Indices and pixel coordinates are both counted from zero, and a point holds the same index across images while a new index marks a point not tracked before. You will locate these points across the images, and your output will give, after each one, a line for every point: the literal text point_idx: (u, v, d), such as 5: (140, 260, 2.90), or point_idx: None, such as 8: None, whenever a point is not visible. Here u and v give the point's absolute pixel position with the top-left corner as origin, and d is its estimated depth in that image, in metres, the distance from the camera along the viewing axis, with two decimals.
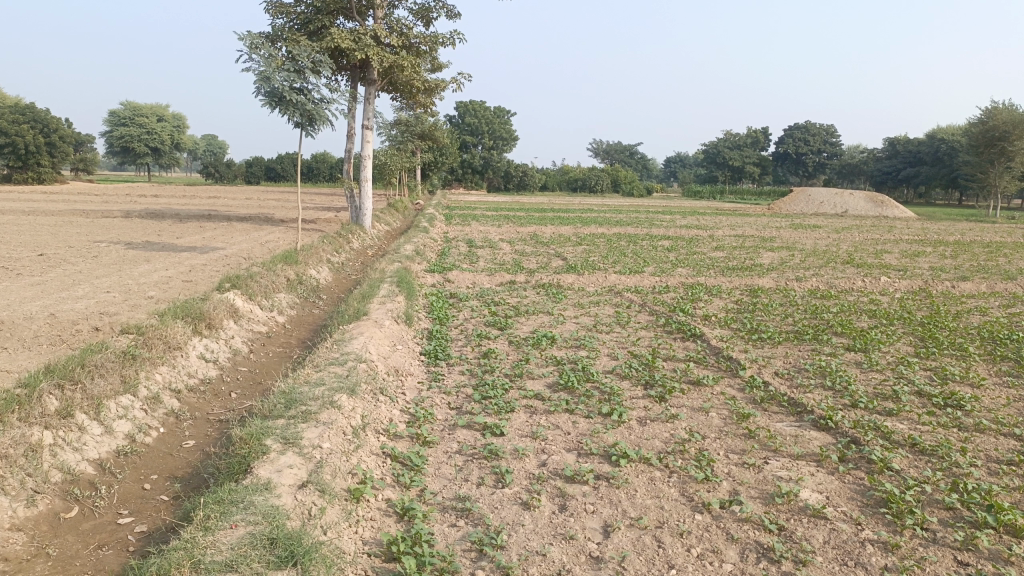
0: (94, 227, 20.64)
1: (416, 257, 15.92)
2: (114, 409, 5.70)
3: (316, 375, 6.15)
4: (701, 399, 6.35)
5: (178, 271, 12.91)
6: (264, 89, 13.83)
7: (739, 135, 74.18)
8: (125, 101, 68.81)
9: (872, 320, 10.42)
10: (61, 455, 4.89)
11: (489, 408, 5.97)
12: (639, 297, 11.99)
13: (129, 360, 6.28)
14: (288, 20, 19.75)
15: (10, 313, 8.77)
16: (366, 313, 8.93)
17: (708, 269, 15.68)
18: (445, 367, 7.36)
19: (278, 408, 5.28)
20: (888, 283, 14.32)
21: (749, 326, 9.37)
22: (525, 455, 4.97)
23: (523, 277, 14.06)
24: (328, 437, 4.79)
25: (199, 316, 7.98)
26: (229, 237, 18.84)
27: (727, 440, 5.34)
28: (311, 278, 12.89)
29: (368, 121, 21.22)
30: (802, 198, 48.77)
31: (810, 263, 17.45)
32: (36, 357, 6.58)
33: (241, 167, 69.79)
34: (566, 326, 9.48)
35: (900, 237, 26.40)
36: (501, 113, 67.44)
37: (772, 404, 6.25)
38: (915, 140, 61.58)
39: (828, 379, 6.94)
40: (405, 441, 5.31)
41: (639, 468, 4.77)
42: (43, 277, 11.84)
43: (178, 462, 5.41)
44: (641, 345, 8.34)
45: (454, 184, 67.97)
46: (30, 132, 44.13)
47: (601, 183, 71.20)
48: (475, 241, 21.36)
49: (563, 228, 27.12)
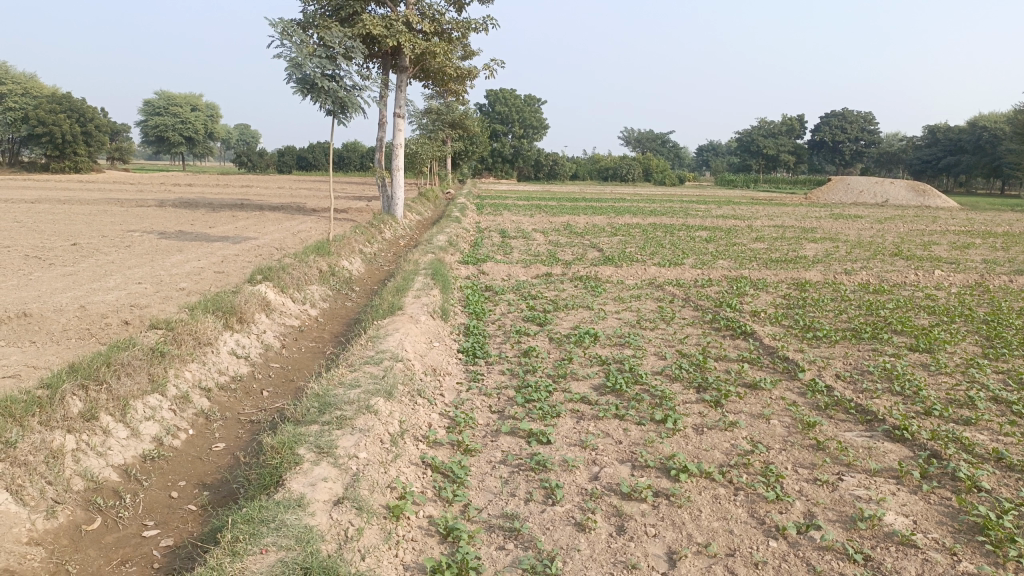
0: (128, 216, 20.71)
1: (449, 248, 15.59)
2: (141, 410, 5.43)
3: (350, 376, 5.82)
4: (760, 404, 5.92)
5: (210, 262, 12.75)
6: (295, 76, 13.57)
7: (774, 123, 72.83)
8: (161, 90, 69.71)
9: (931, 317, 9.85)
10: (85, 461, 4.63)
11: (533, 413, 5.59)
12: (681, 290, 11.54)
13: (157, 357, 6.01)
14: (320, 7, 19.50)
15: (40, 306, 8.61)
16: (401, 307, 8.60)
17: (750, 261, 15.13)
18: (484, 366, 7.00)
19: (311, 413, 4.94)
20: (943, 277, 13.66)
21: (802, 323, 8.87)
22: (576, 467, 4.59)
23: (560, 270, 13.65)
24: (365, 447, 4.45)
25: (230, 309, 7.72)
26: (262, 227, 18.66)
27: (793, 452, 4.94)
28: (344, 270, 12.64)
29: (401, 109, 20.90)
30: (840, 187, 47.64)
31: (856, 255, 16.81)
32: (66, 353, 6.38)
33: (273, 156, 70.36)
34: (608, 322, 9.06)
35: (945, 228, 25.40)
36: (532, 101, 66.93)
37: (837, 411, 5.82)
38: (956, 127, 59.73)
39: (896, 383, 6.50)
40: (445, 449, 4.95)
41: (701, 485, 4.38)
42: (76, 267, 11.73)
43: (207, 467, 5.13)
44: (689, 343, 7.92)
45: (485, 173, 67.72)
46: (67, 121, 44.70)
47: (632, 172, 70.56)
48: (508, 231, 20.97)
49: (597, 217, 26.62)
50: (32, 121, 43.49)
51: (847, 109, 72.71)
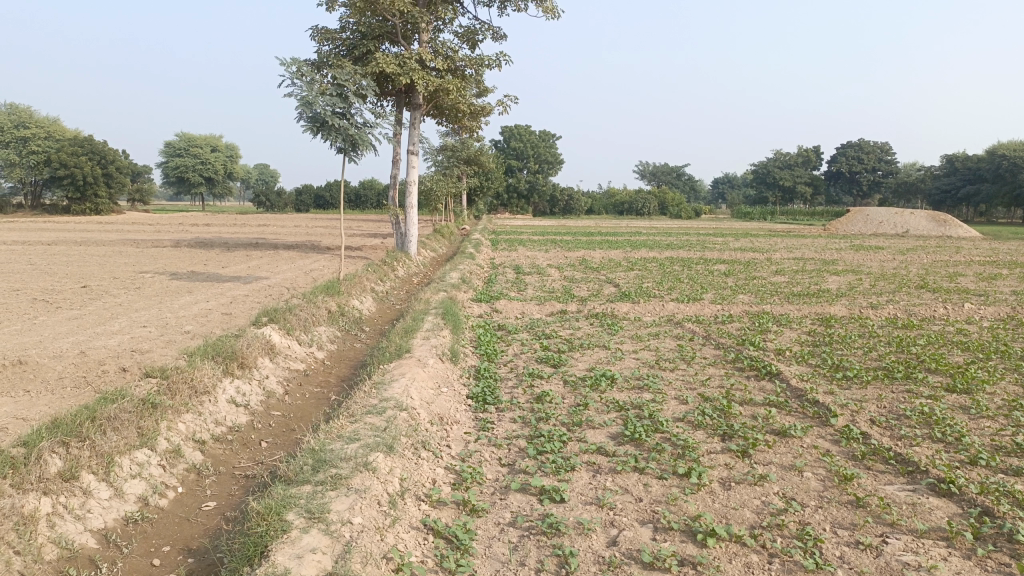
0: (141, 256, 20.65)
1: (462, 285, 15.28)
2: (128, 467, 5.10)
3: (350, 428, 5.47)
4: (792, 454, 5.49)
5: (219, 303, 12.51)
6: (306, 114, 13.45)
7: (790, 154, 72.59)
8: (182, 132, 70.80)
9: (966, 354, 9.37)
10: (60, 526, 4.28)
11: (545, 466, 5.20)
12: (701, 328, 11.12)
13: (148, 409, 5.69)
14: (333, 46, 19.55)
15: (38, 351, 8.35)
16: (409, 350, 8.25)
17: (772, 296, 14.71)
18: (494, 414, 6.61)
19: (304, 471, 4.59)
20: (973, 310, 13.15)
21: (831, 362, 8.42)
22: (592, 531, 4.19)
23: (575, 307, 13.29)
24: (360, 511, 4.09)
25: (231, 355, 7.41)
26: (274, 266, 18.48)
27: (831, 510, 4.52)
28: (354, 309, 12.34)
29: (414, 145, 20.80)
30: (859, 218, 47.12)
31: (881, 287, 16.34)
32: (58, 403, 6.07)
33: (290, 195, 70.95)
34: (625, 362, 8.66)
35: (970, 258, 24.76)
36: (546, 137, 67.20)
37: (874, 462, 5.39)
38: (975, 156, 59.02)
39: (937, 429, 6.04)
40: (449, 509, 4.56)
41: (731, 551, 3.97)
42: (82, 310, 11.51)
43: (195, 530, 4.77)
44: (711, 385, 7.50)
45: (501, 209, 67.84)
46: (88, 163, 45.21)
47: (648, 206, 70.40)
48: (522, 267, 20.68)
49: (612, 252, 26.29)
50: (53, 163, 44.09)
51: (863, 140, 72.36)
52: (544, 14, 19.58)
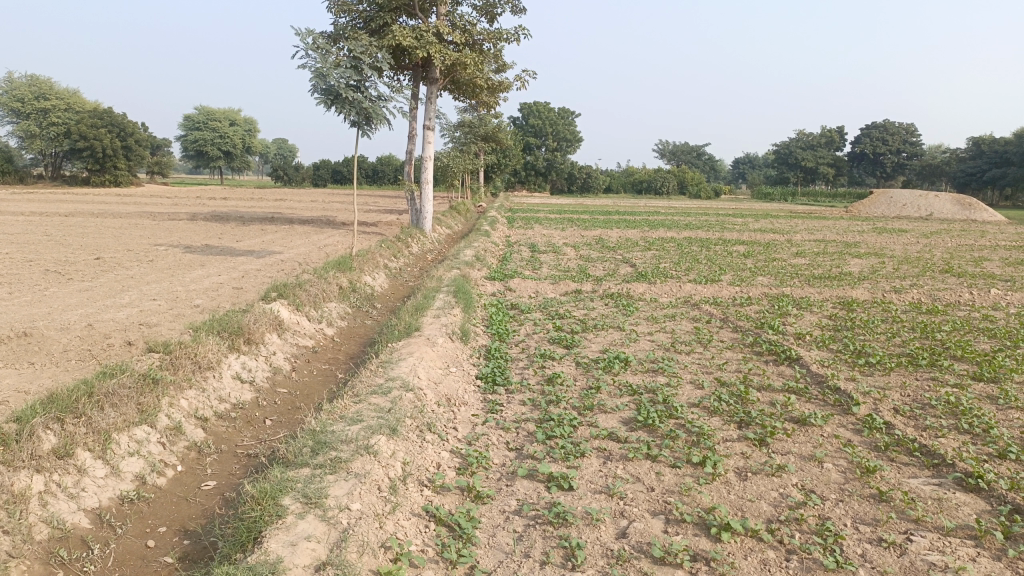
0: (157, 229, 20.63)
1: (476, 263, 15.09)
2: (126, 444, 4.98)
3: (353, 408, 5.32)
4: (811, 444, 5.28)
5: (230, 277, 12.40)
6: (319, 87, 13.22)
7: (812, 135, 71.47)
8: (201, 106, 70.81)
9: (992, 342, 9.05)
10: (53, 505, 4.16)
11: (554, 452, 5.01)
12: (718, 310, 10.87)
13: (148, 384, 5.56)
14: (350, 19, 19.26)
15: (46, 324, 8.26)
16: (418, 328, 8.08)
17: (791, 278, 14.39)
18: (504, 396, 6.43)
19: (303, 454, 4.44)
20: (999, 296, 12.77)
21: (852, 348, 8.16)
22: (601, 522, 4.00)
23: (590, 286, 13.04)
24: (359, 497, 3.94)
25: (237, 330, 7.27)
26: (288, 241, 18.35)
27: (852, 504, 4.31)
28: (366, 286, 12.18)
29: (430, 121, 20.52)
30: (882, 200, 46.24)
31: (904, 272, 15.96)
32: (61, 376, 5.96)
33: (308, 169, 70.94)
34: (640, 344, 8.44)
35: (995, 243, 24.23)
36: (565, 114, 66.54)
37: (898, 453, 5.16)
38: (1002, 139, 57.76)
39: (964, 420, 5.78)
40: (453, 495, 4.39)
41: (746, 547, 3.78)
42: (93, 282, 11.44)
43: (193, 510, 4.64)
44: (728, 370, 7.28)
45: (518, 187, 67.39)
46: (107, 136, 45.27)
47: (667, 186, 69.64)
48: (538, 245, 20.46)
49: (630, 231, 25.95)
50: (73, 135, 44.19)
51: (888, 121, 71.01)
52: None
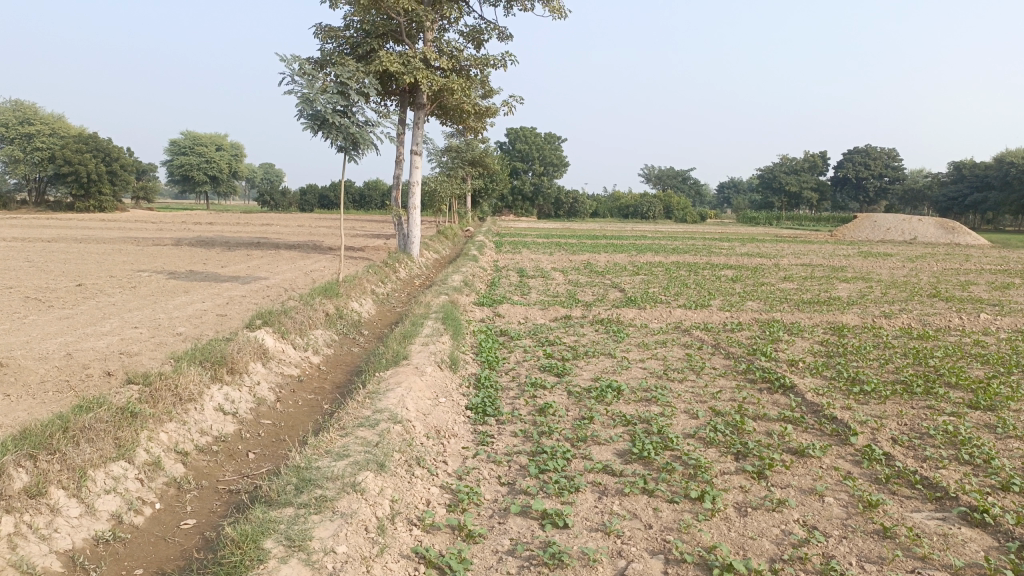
0: (141, 254, 20.37)
1: (464, 288, 14.95)
2: (102, 481, 4.78)
3: (340, 442, 5.15)
4: (810, 476, 5.15)
5: (215, 304, 12.20)
6: (306, 112, 13.12)
7: (796, 159, 72.21)
8: (187, 131, 70.85)
9: (986, 368, 8.99)
10: (22, 548, 3.95)
11: (548, 487, 4.85)
12: (710, 336, 10.76)
13: (127, 418, 5.37)
14: (338, 44, 19.25)
15: (24, 353, 8.04)
16: (406, 356, 7.91)
17: (781, 303, 14.36)
18: (494, 427, 6.27)
19: (287, 492, 4.26)
20: (988, 321, 12.76)
21: (847, 375, 8.06)
22: (599, 562, 3.84)
23: (579, 312, 12.93)
24: (345, 539, 3.78)
25: (220, 359, 7.08)
26: (274, 266, 18.17)
27: (856, 541, 4.17)
28: (353, 312, 12.02)
29: (417, 146, 20.46)
30: (866, 224, 46.60)
31: (892, 296, 15.97)
32: (36, 408, 5.75)
33: (295, 194, 70.85)
34: (632, 372, 8.30)
35: (981, 266, 24.36)
36: (553, 139, 66.85)
37: (900, 486, 5.03)
38: (982, 164, 58.48)
39: (964, 450, 5.66)
40: (443, 534, 4.21)
41: None
42: (74, 310, 11.21)
43: (171, 551, 4.44)
44: (723, 398, 7.16)
45: (504, 212, 67.54)
46: (92, 161, 45.00)
47: (653, 210, 69.97)
48: (526, 270, 20.35)
49: (618, 255, 25.94)
50: (58, 160, 43.96)
51: (870, 146, 71.83)
52: (551, 14, 19.22)
